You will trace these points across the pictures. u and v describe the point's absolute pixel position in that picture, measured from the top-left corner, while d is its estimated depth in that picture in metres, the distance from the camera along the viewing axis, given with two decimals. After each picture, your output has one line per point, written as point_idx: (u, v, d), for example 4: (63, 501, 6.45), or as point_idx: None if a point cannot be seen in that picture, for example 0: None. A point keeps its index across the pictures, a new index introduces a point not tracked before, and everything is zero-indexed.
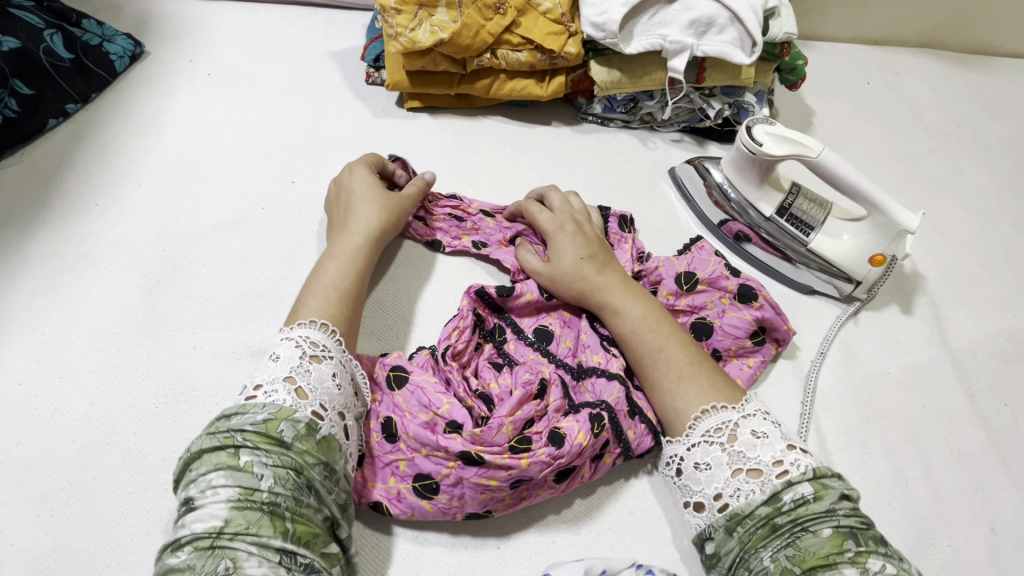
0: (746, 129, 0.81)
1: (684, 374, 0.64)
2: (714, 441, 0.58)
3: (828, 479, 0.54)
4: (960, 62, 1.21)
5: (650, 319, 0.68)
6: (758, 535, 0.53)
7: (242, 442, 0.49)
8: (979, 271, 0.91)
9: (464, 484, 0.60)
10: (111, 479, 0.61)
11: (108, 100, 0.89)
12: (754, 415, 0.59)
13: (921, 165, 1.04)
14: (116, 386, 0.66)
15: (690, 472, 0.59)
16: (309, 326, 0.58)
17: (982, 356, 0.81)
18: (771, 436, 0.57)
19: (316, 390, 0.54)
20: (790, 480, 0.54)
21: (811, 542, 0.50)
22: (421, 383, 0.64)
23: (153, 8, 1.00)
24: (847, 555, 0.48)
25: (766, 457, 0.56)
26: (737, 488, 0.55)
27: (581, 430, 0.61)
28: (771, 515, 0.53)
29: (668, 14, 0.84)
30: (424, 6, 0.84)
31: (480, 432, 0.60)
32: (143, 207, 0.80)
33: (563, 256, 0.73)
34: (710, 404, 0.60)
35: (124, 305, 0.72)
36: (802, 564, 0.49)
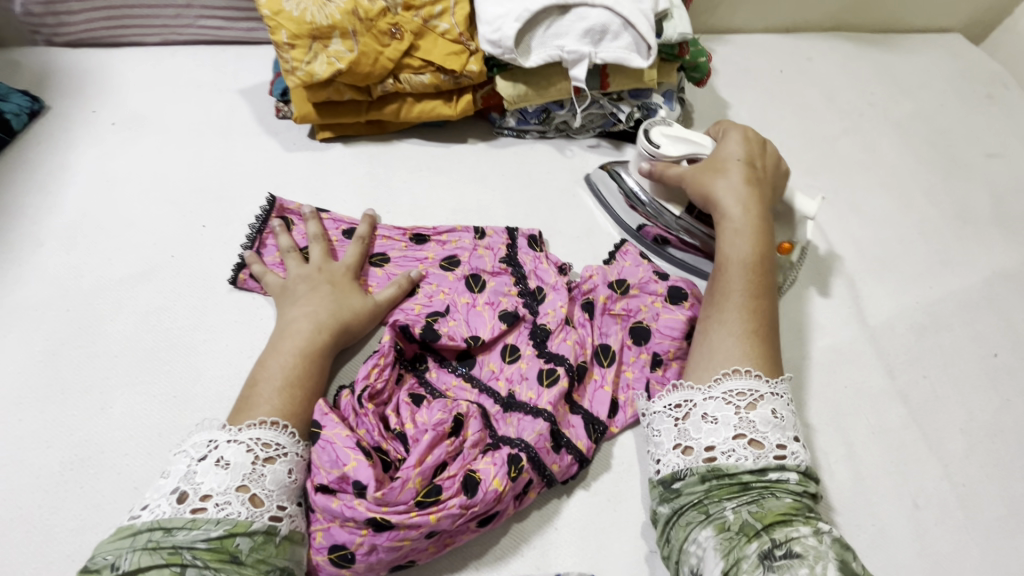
0: (644, 132, 0.83)
1: (748, 328, 0.65)
2: (733, 401, 0.60)
3: (811, 479, 0.58)
4: (867, 43, 1.25)
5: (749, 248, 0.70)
6: (727, 489, 0.57)
7: (190, 561, 0.50)
8: (893, 247, 0.93)
9: (380, 550, 0.56)
10: (16, 555, 0.59)
11: (7, 159, 0.87)
12: (781, 396, 0.61)
13: (835, 147, 1.06)
14: (20, 458, 0.64)
15: (695, 420, 0.61)
16: (258, 426, 0.59)
17: (899, 331, 0.83)
18: (786, 421, 0.60)
19: (272, 492, 0.56)
20: (784, 465, 0.57)
21: (774, 502, 0.55)
22: (329, 437, 0.59)
23: (53, 63, 0.99)
24: (802, 516, 0.54)
25: (772, 438, 0.59)
26: (732, 449, 0.58)
27: (497, 476, 0.60)
28: (746, 479, 0.57)
29: (563, 25, 0.84)
30: (318, 38, 0.83)
31: (382, 494, 0.56)
32: (44, 267, 0.78)
33: (740, 161, 0.77)
34: (741, 366, 0.62)
35: (26, 372, 0.70)
36: (763, 520, 0.53)
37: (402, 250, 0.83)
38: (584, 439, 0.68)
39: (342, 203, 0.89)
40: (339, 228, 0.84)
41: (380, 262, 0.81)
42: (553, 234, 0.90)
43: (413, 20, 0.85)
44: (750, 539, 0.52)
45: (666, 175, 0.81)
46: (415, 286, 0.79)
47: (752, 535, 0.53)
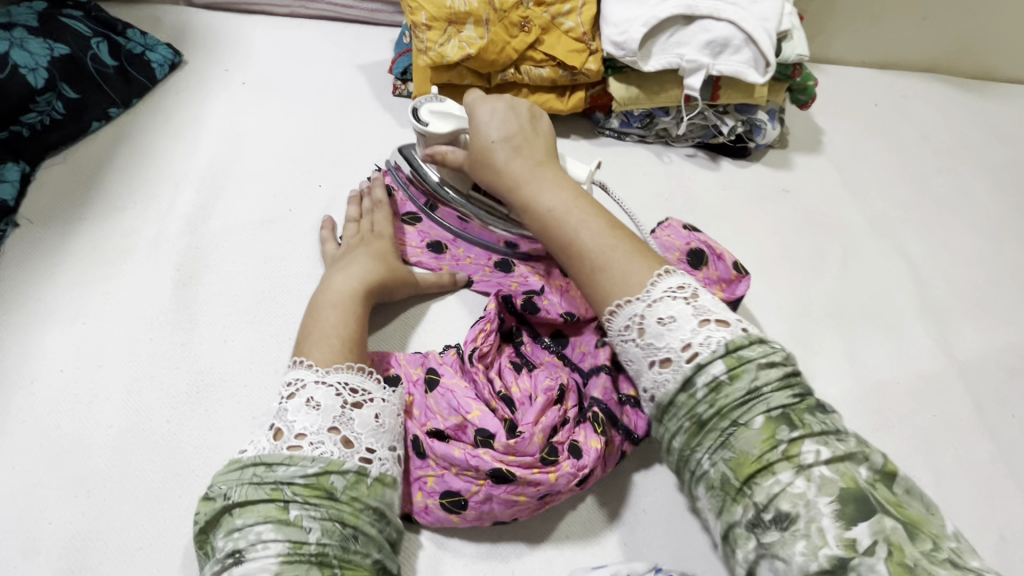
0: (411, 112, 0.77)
1: (605, 250, 0.63)
2: (630, 337, 0.58)
3: (744, 351, 0.52)
4: (964, 87, 1.25)
5: (567, 199, 0.67)
6: (689, 433, 0.52)
7: (291, 497, 0.51)
8: (985, 287, 0.94)
9: (494, 500, 0.61)
10: (145, 463, 0.63)
11: (148, 104, 0.93)
12: (662, 299, 0.57)
13: (928, 185, 1.07)
14: (150, 376, 0.69)
15: (630, 366, 0.59)
16: (344, 369, 0.60)
17: (989, 369, 0.84)
18: (680, 318, 0.56)
19: (361, 434, 0.57)
20: (700, 362, 0.53)
21: (744, 439, 0.49)
22: (450, 387, 0.66)
23: (190, 21, 1.05)
24: (780, 449, 0.48)
25: (674, 343, 0.55)
26: (658, 381, 0.55)
27: (593, 437, 0.64)
28: (693, 406, 0.52)
29: (686, 34, 0.88)
30: (453, 22, 0.87)
31: (514, 443, 0.61)
32: (179, 206, 0.83)
33: (486, 129, 0.72)
34: (620, 299, 0.60)
35: (159, 298, 0.75)
36: (740, 468, 0.48)
37: None
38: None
39: None
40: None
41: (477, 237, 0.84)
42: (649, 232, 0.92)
43: (542, 16, 0.89)
44: (735, 500, 0.48)
45: (442, 157, 0.75)
46: (511, 264, 0.81)
47: (736, 493, 0.48)
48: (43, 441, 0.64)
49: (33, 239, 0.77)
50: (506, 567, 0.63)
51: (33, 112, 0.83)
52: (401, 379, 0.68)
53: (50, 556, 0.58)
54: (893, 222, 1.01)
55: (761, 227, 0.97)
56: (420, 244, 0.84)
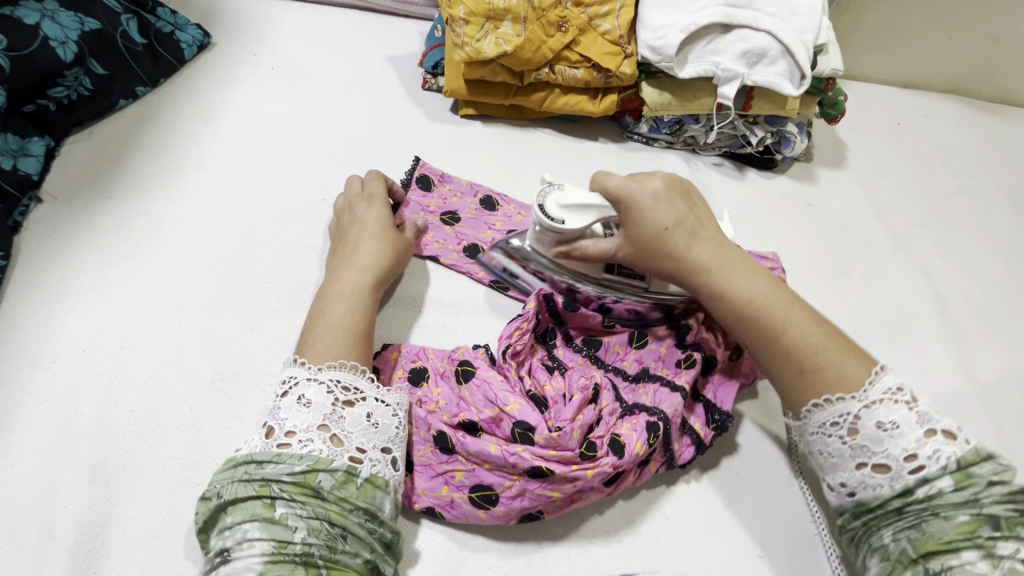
0: (539, 207, 0.72)
1: (828, 346, 0.59)
2: (832, 433, 0.57)
3: (976, 465, 0.52)
4: (984, 110, 1.26)
5: (765, 292, 0.63)
6: (887, 513, 0.55)
7: (278, 495, 0.52)
8: (1006, 309, 0.94)
9: (526, 497, 0.60)
10: (167, 449, 0.62)
11: (175, 85, 0.92)
12: (879, 404, 0.55)
13: (950, 205, 1.07)
14: (174, 361, 0.68)
15: (822, 460, 0.59)
16: (337, 367, 0.58)
17: (1009, 391, 0.85)
18: (903, 426, 0.54)
19: (352, 433, 0.55)
20: (926, 476, 0.53)
21: (937, 527, 0.51)
22: (486, 378, 0.65)
23: (219, 2, 1.04)
24: (975, 540, 0.50)
25: (895, 451, 0.54)
26: (862, 482, 0.56)
27: (640, 440, 0.62)
28: (902, 500, 0.54)
29: (722, 43, 0.88)
30: (491, 18, 0.87)
31: (555, 436, 0.61)
32: (206, 189, 0.82)
33: (658, 215, 0.67)
34: (830, 395, 0.57)
35: (185, 282, 0.73)
36: (922, 548, 0.51)
37: None
38: (702, 422, 0.69)
39: (478, 177, 0.93)
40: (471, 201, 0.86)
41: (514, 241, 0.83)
42: None
43: (580, 16, 0.89)
44: (907, 569, 0.52)
45: (584, 252, 0.73)
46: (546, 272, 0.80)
47: (908, 564, 0.52)
48: (61, 421, 0.62)
49: (56, 216, 0.76)
50: (530, 568, 0.62)
51: (60, 86, 0.81)
52: (427, 372, 0.67)
53: (69, 540, 0.57)
54: (915, 240, 1.01)
55: (786, 239, 0.97)
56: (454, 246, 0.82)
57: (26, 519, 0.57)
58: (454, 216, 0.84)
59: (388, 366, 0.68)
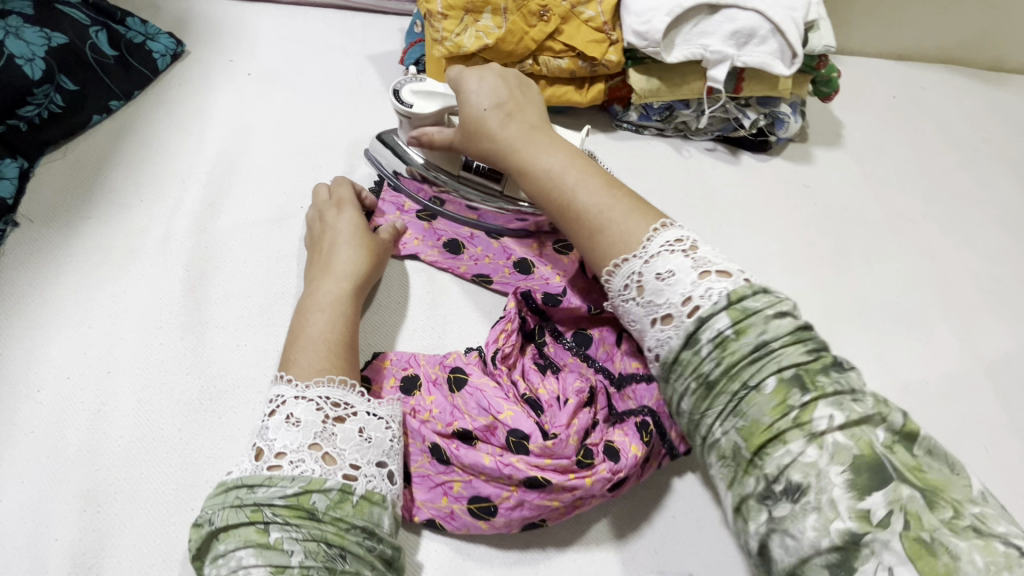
0: (392, 90, 0.75)
1: (615, 204, 0.60)
2: (630, 294, 0.55)
3: (748, 301, 0.48)
4: (981, 79, 1.23)
5: (567, 164, 0.64)
6: (698, 396, 0.48)
7: (271, 518, 0.49)
8: (1011, 283, 0.92)
9: (525, 506, 0.59)
10: (158, 473, 0.61)
11: (150, 96, 0.89)
12: (663, 254, 0.54)
13: (950, 179, 1.05)
14: (161, 383, 0.66)
15: (642, 326, 0.55)
16: (327, 383, 0.56)
17: (1017, 367, 0.83)
18: (679, 273, 0.52)
19: (344, 450, 0.53)
20: (703, 317, 0.49)
21: (755, 404, 0.44)
22: (478, 385, 0.64)
23: (191, 8, 1.01)
24: (791, 416, 0.43)
25: (675, 297, 0.51)
26: (661, 340, 0.52)
27: (634, 442, 0.62)
28: (700, 364, 0.48)
29: (710, 25, 0.85)
30: (470, 11, 0.84)
31: (549, 445, 0.60)
32: (186, 203, 0.80)
33: (476, 100, 0.69)
34: (619, 257, 0.57)
35: (169, 300, 0.72)
36: (750, 438, 0.44)
37: None
38: None
39: None
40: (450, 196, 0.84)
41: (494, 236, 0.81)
42: None
43: (562, 5, 0.86)
44: (747, 471, 0.44)
45: (431, 138, 0.74)
46: (531, 264, 0.78)
47: (748, 467, 0.44)
48: (49, 451, 0.61)
49: (33, 239, 0.74)
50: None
51: (30, 105, 0.79)
52: (419, 380, 0.66)
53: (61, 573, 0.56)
54: (915, 217, 0.99)
55: (783, 223, 0.95)
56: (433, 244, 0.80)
57: (16, 555, 0.56)
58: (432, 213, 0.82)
59: (378, 376, 0.67)
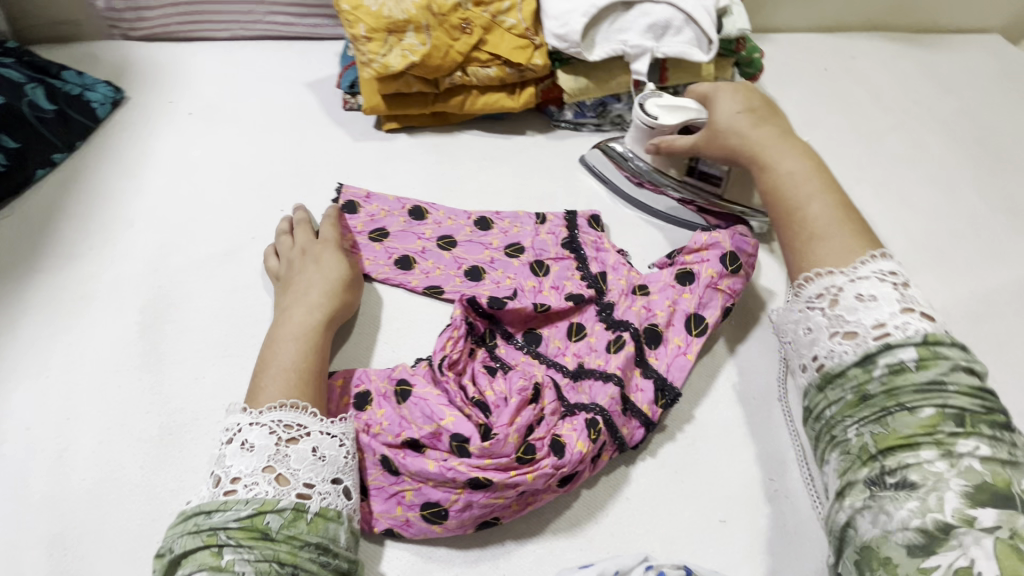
0: (638, 106, 0.86)
1: (845, 240, 0.62)
2: (816, 306, 0.61)
3: (942, 347, 0.53)
4: (910, 42, 1.27)
5: (837, 210, 0.64)
6: (847, 404, 0.55)
7: (225, 541, 0.51)
8: (946, 239, 0.96)
9: (474, 507, 0.61)
10: (124, 511, 0.63)
11: (93, 146, 0.91)
12: (863, 279, 0.59)
13: (884, 143, 1.08)
14: (122, 424, 0.68)
15: (798, 336, 0.62)
16: (280, 408, 0.59)
17: (955, 319, 0.86)
18: (881, 299, 0.57)
19: (297, 470, 0.56)
20: (890, 343, 0.54)
21: (900, 420, 0.51)
22: (423, 396, 0.67)
23: (129, 54, 1.03)
24: (933, 436, 0.49)
25: (867, 320, 0.57)
26: (831, 349, 0.58)
27: (579, 437, 0.65)
28: (866, 380, 0.54)
29: (627, 20, 0.88)
30: (393, 31, 0.86)
31: (488, 446, 0.62)
32: (136, 247, 0.82)
33: (777, 148, 0.70)
34: (832, 291, 0.60)
35: (125, 342, 0.74)
36: (881, 443, 0.51)
37: (467, 233, 0.85)
38: (648, 403, 0.70)
39: (409, 190, 0.93)
40: (399, 215, 0.87)
41: (446, 247, 0.84)
42: (613, 219, 0.92)
43: (482, 16, 0.89)
44: (864, 464, 0.51)
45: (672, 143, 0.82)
46: (481, 272, 0.81)
47: (867, 460, 0.51)
48: (15, 501, 0.63)
49: None
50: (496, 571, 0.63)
51: None
52: (370, 395, 0.68)
53: None
54: (851, 183, 1.02)
55: None
56: (384, 261, 0.83)
57: None
58: (383, 232, 0.85)
59: (334, 396, 0.69)
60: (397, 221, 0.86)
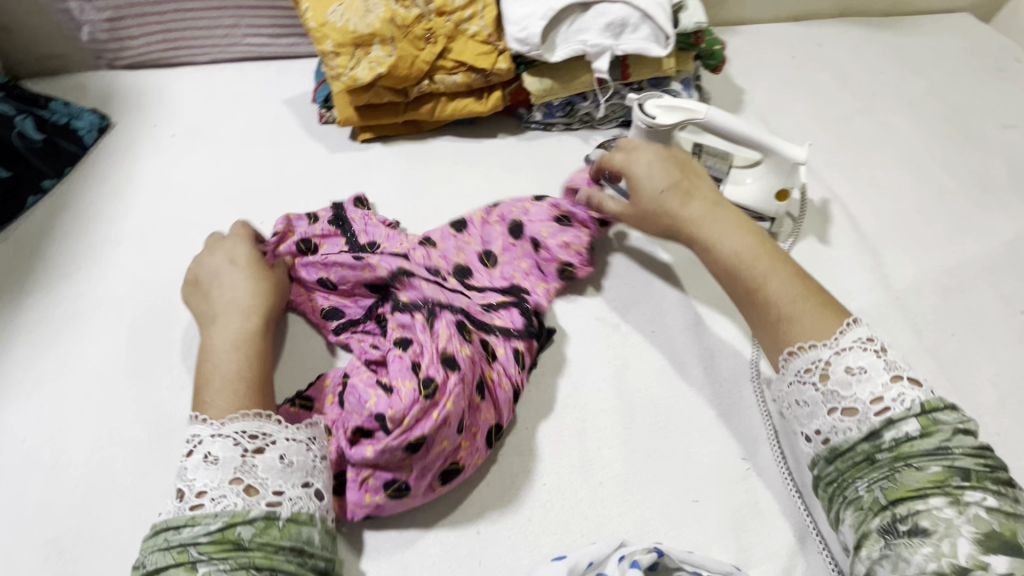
0: (637, 106, 0.84)
1: (804, 300, 0.63)
2: (807, 380, 0.60)
3: (938, 412, 0.54)
4: (877, 27, 1.28)
5: (796, 290, 0.64)
6: (857, 467, 0.56)
7: (197, 557, 0.53)
8: (916, 216, 0.97)
9: (427, 471, 0.64)
10: (114, 515, 0.66)
11: (81, 171, 0.96)
12: (851, 349, 0.58)
13: (852, 126, 1.10)
14: (111, 433, 0.71)
15: (795, 408, 0.62)
16: (241, 419, 0.60)
17: (925, 295, 0.87)
18: (872, 369, 0.57)
19: (265, 478, 0.57)
20: (892, 418, 0.55)
21: (910, 476, 0.52)
22: (354, 384, 0.68)
23: (114, 83, 1.07)
24: (942, 487, 0.51)
25: (863, 395, 0.56)
26: (834, 425, 0.58)
27: (460, 341, 0.67)
28: (874, 450, 0.55)
29: (585, 21, 0.90)
30: (360, 45, 0.90)
31: (397, 413, 0.62)
32: (123, 264, 0.85)
33: (691, 208, 0.72)
34: (797, 346, 0.61)
35: (113, 355, 0.77)
36: (892, 496, 0.53)
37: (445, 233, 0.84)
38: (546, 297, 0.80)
39: (385, 196, 0.95)
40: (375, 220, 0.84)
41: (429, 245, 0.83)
42: None
43: (445, 25, 0.92)
44: (875, 514, 0.53)
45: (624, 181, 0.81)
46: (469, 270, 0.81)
47: (878, 510, 0.53)
48: (10, 509, 0.66)
49: None
50: (473, 559, 0.65)
51: None
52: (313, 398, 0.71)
53: None
54: (821, 166, 1.03)
55: None
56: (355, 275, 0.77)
57: None
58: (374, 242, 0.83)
59: (321, 394, 0.71)
60: (381, 230, 0.84)
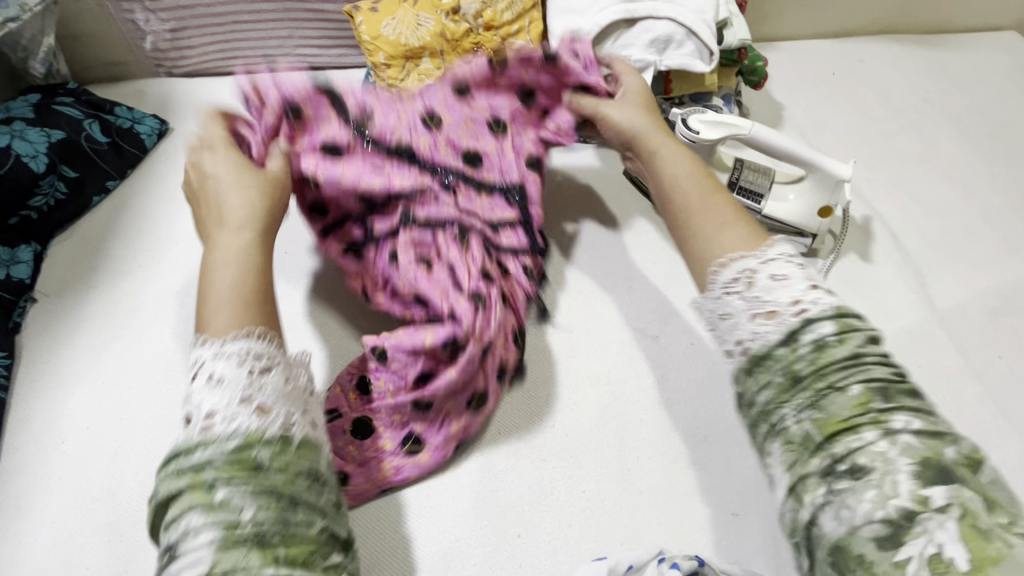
0: (681, 120, 0.88)
1: (726, 222, 0.64)
2: (733, 289, 0.58)
3: (853, 318, 0.51)
4: (920, 43, 1.27)
5: (723, 217, 0.66)
6: (780, 388, 0.52)
7: (212, 476, 0.46)
8: (961, 234, 0.96)
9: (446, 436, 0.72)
10: None
11: (141, 173, 1.00)
12: (775, 259, 0.57)
13: (894, 142, 1.09)
14: (169, 424, 0.74)
15: (720, 323, 0.59)
16: (245, 337, 0.54)
17: (971, 314, 0.86)
18: (794, 278, 0.55)
19: (277, 401, 0.52)
20: (810, 319, 0.52)
21: (837, 401, 0.48)
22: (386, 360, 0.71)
23: (173, 89, 1.13)
24: (870, 415, 0.47)
25: (783, 298, 0.54)
26: (755, 331, 0.54)
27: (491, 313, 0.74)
28: (795, 360, 0.51)
29: (630, 37, 0.92)
30: (410, 57, 0.93)
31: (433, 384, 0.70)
32: (180, 263, 0.89)
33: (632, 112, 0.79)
34: (727, 255, 0.61)
35: (171, 349, 0.80)
36: (824, 430, 0.48)
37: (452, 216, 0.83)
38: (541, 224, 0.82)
39: None
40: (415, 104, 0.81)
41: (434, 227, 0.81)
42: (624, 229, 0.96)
43: (493, 39, 0.94)
44: (813, 455, 0.48)
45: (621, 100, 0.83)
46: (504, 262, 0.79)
47: (814, 450, 0.48)
48: (75, 493, 0.69)
49: (49, 312, 0.84)
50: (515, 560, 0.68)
51: (39, 196, 0.89)
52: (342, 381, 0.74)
53: None
54: (862, 182, 1.03)
55: None
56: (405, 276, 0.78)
57: None
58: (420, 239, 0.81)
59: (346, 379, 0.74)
60: None
